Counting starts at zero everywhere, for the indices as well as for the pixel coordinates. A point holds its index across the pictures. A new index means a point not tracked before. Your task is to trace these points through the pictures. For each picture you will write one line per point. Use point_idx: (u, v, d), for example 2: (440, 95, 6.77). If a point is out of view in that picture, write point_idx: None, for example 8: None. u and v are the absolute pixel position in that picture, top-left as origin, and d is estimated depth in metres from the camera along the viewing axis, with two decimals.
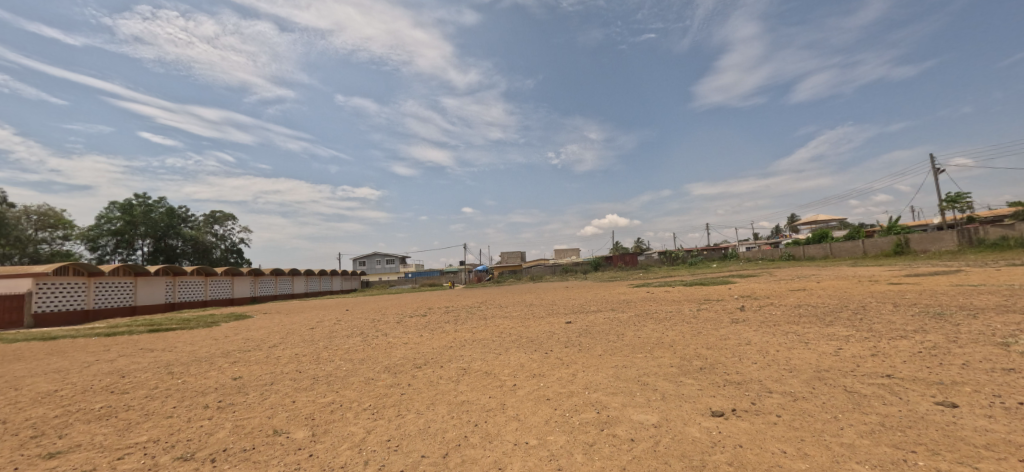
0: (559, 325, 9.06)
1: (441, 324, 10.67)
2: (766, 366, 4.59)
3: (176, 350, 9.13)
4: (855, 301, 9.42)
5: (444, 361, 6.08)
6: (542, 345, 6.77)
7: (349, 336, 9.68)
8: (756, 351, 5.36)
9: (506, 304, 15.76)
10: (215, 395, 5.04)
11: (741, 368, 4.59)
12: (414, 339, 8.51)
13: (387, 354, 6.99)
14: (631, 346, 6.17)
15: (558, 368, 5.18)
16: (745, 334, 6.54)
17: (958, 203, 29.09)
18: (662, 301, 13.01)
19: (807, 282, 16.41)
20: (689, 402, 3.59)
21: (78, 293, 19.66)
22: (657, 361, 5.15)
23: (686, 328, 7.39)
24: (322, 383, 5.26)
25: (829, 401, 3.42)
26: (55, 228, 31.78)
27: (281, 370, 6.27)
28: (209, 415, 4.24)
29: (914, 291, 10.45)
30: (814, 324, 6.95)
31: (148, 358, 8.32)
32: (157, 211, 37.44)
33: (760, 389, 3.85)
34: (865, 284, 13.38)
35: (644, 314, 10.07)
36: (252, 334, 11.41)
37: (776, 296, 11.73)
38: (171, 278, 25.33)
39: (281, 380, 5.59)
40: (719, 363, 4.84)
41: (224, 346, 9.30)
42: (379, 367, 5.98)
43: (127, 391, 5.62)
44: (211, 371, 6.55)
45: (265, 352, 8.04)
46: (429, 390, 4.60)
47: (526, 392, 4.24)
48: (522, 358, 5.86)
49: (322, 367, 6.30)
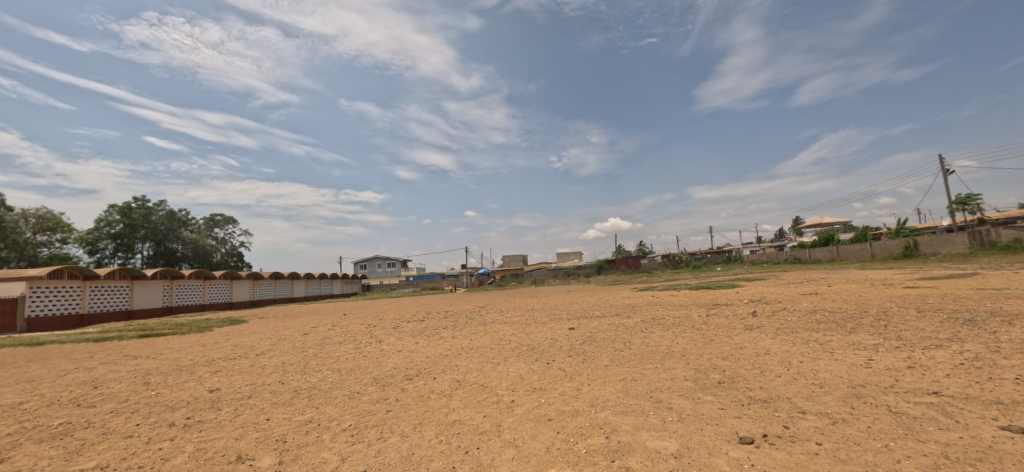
0: (561, 332, 8.58)
1: (438, 330, 10.22)
2: (792, 381, 4.14)
3: (160, 358, 8.71)
4: (874, 306, 8.93)
5: (437, 371, 5.64)
6: (544, 354, 6.31)
7: (341, 343, 9.24)
8: (778, 362, 4.89)
9: (507, 309, 15.32)
10: (185, 410, 4.61)
11: (764, 382, 4.13)
12: (409, 346, 8.07)
13: (379, 363, 6.56)
14: (639, 356, 5.70)
15: (560, 381, 4.73)
16: (762, 342, 6.09)
17: (969, 205, 28.50)
18: (669, 306, 12.48)
19: (817, 286, 15.81)
20: (711, 425, 3.14)
21: (73, 297, 19.31)
22: (668, 373, 4.71)
23: (697, 336, 6.91)
24: (302, 397, 4.82)
25: (874, 425, 2.97)
26: (54, 231, 31.52)
27: (262, 382, 5.84)
28: (171, 436, 3.81)
29: (935, 295, 9.93)
30: (835, 331, 6.47)
31: (130, 366, 7.90)
32: (157, 214, 37.21)
33: (791, 409, 3.39)
34: (880, 288, 12.87)
35: (651, 320, 9.58)
36: (242, 340, 10.98)
37: (789, 301, 11.21)
38: (169, 282, 24.99)
39: (259, 393, 5.16)
40: (739, 376, 4.38)
41: (210, 354, 8.87)
42: (367, 378, 5.53)
43: (94, 405, 5.20)
44: (189, 382, 6.11)
45: (250, 361, 7.60)
46: (418, 407, 4.15)
47: (524, 410, 3.79)
48: (522, 369, 5.41)
49: (306, 378, 5.86)
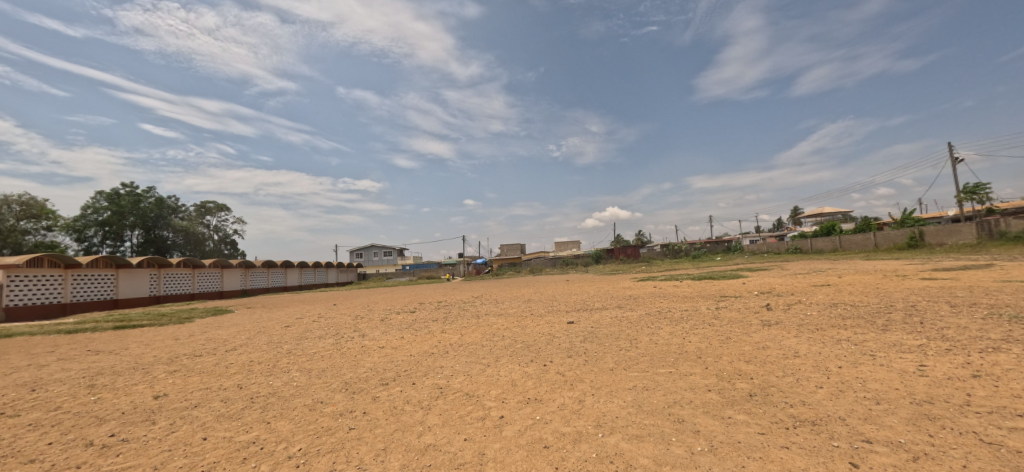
0: (560, 326, 7.87)
1: (427, 323, 9.51)
2: (838, 394, 3.44)
3: (121, 354, 7.97)
4: (899, 300, 8.20)
5: (418, 375, 4.91)
6: (541, 353, 5.60)
7: (321, 337, 8.53)
8: (813, 368, 4.19)
9: (502, 299, 14.62)
10: (114, 425, 3.89)
11: (804, 396, 3.43)
12: (394, 342, 7.36)
13: (355, 363, 5.85)
14: (649, 358, 5.01)
15: (559, 389, 4.02)
16: (786, 342, 5.39)
17: (977, 195, 27.74)
18: (673, 298, 11.73)
19: (826, 276, 15.08)
20: (754, 460, 2.43)
21: (54, 286, 18.54)
22: (687, 381, 3.99)
23: (710, 333, 6.21)
24: (254, 408, 4.10)
25: (973, 465, 2.26)
26: (39, 218, 30.52)
27: (219, 385, 5.13)
28: (79, 463, 3.11)
29: (961, 288, 9.20)
30: (865, 330, 5.79)
31: (85, 364, 7.17)
32: (146, 201, 36.18)
33: (851, 436, 2.70)
34: (895, 280, 12.17)
35: (656, 313, 8.86)
36: (217, 333, 10.24)
37: (803, 293, 10.46)
38: (156, 270, 24.15)
39: (209, 401, 4.44)
40: (773, 387, 3.67)
41: (177, 349, 8.14)
42: (337, 383, 4.81)
43: (18, 414, 4.49)
44: (137, 386, 5.40)
45: (215, 359, 6.86)
46: (387, 425, 3.44)
47: (515, 433, 3.08)
48: (514, 373, 4.69)
49: (270, 381, 5.16)
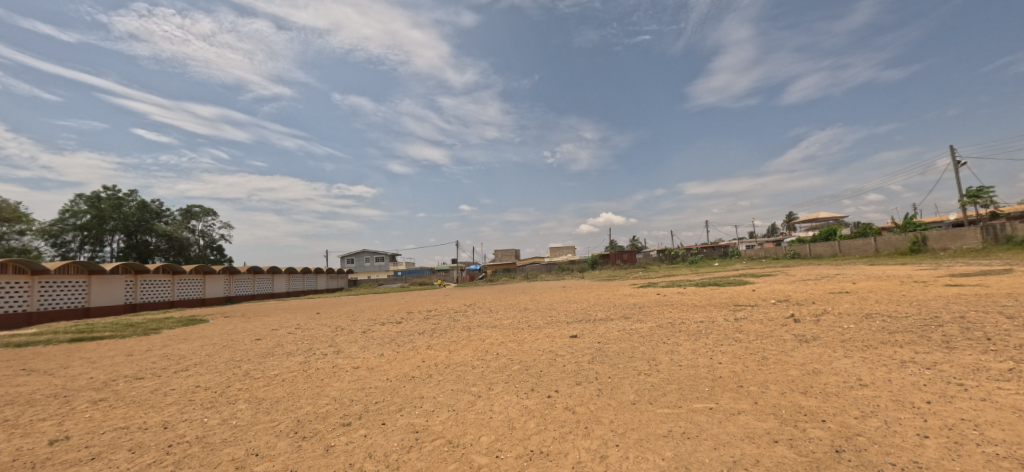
0: (562, 342, 6.87)
1: (412, 337, 8.48)
2: (959, 451, 2.50)
3: (54, 376, 6.84)
4: (942, 310, 7.30)
5: (390, 411, 3.91)
6: (542, 379, 4.61)
7: (289, 354, 7.46)
8: (898, 405, 3.25)
9: (496, 308, 13.56)
10: None
11: (912, 454, 2.49)
12: (370, 361, 6.35)
13: (319, 390, 4.84)
14: (675, 385, 4.08)
15: (570, 436, 3.05)
16: (839, 365, 4.45)
17: (981, 198, 27.14)
18: (682, 306, 10.79)
19: (839, 282, 14.31)
20: None
21: (18, 294, 17.24)
22: (739, 425, 3.02)
23: (741, 351, 5.27)
24: (165, 464, 3.06)
25: None
26: (12, 222, 29.02)
27: (141, 423, 4.09)
28: None
29: (1001, 296, 8.40)
30: (927, 348, 4.86)
31: (5, 388, 6.08)
32: (128, 204, 34.74)
33: None
34: (918, 286, 11.35)
35: (669, 325, 7.89)
36: (176, 349, 9.09)
37: (826, 301, 9.57)
38: (132, 277, 22.79)
39: (114, 450, 3.40)
40: (862, 437, 2.72)
41: (122, 369, 7.03)
42: (287, 422, 3.80)
43: None
44: (43, 422, 4.33)
45: (158, 383, 5.81)
46: None
47: None
48: (512, 410, 3.70)
49: (207, 418, 4.12)
